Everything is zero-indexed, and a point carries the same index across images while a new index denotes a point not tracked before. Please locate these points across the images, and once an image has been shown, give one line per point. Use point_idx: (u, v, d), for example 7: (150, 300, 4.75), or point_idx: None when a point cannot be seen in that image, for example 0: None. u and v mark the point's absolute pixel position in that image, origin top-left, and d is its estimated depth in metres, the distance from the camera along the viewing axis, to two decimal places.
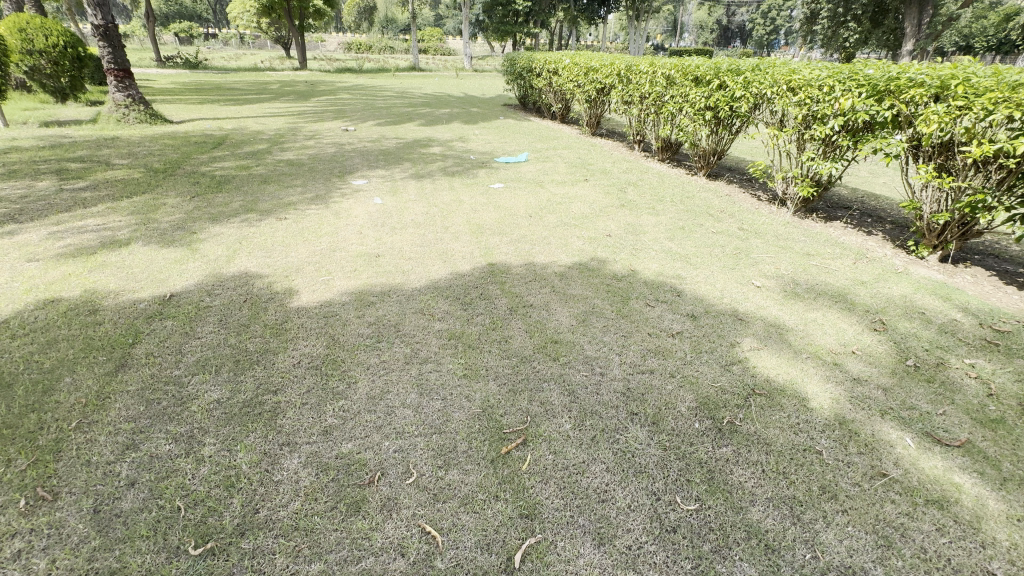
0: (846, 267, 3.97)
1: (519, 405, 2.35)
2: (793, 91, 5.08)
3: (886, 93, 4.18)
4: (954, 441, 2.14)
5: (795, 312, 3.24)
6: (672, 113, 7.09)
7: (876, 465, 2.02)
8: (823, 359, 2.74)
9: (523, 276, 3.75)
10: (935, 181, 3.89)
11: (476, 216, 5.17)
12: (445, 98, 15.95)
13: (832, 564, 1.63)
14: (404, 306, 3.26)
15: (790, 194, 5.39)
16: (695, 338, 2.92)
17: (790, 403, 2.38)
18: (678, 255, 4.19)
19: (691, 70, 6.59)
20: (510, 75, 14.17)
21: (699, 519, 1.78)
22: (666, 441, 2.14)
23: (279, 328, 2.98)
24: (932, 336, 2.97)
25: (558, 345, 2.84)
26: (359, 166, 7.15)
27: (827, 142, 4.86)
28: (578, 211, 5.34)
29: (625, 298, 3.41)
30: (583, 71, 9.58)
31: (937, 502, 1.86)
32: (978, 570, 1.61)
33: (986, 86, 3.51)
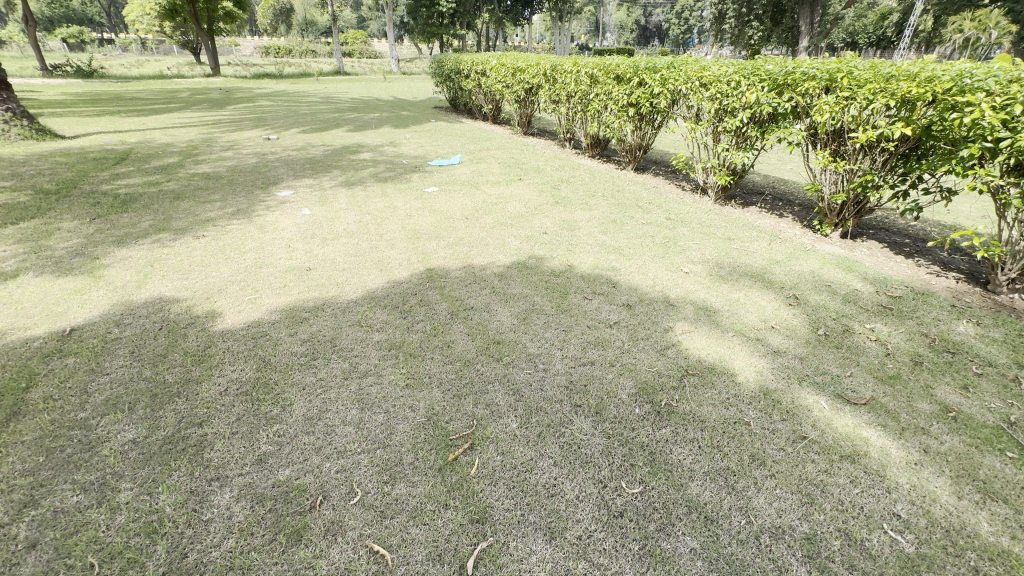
0: (762, 249, 4.29)
1: (465, 409, 2.34)
2: (705, 87, 5.41)
3: (784, 86, 4.55)
4: (860, 400, 2.37)
5: (720, 294, 3.45)
6: (598, 110, 7.32)
7: (797, 429, 2.19)
8: (747, 336, 2.94)
9: (463, 279, 3.72)
10: (831, 165, 4.28)
11: (411, 221, 5.07)
12: (374, 103, 15.57)
13: (764, 527, 1.74)
14: (340, 320, 3.14)
15: (710, 183, 5.73)
16: (631, 327, 3.03)
17: (720, 379, 2.53)
18: (612, 248, 4.33)
19: (612, 68, 6.84)
20: (439, 77, 14.03)
21: (643, 500, 1.85)
22: (610, 429, 2.21)
23: (201, 355, 2.77)
24: (838, 306, 3.27)
25: (501, 345, 2.85)
26: (284, 177, 6.80)
27: (738, 133, 5.21)
28: (514, 210, 5.39)
29: (563, 293, 3.48)
30: (510, 71, 9.65)
31: (849, 456, 2.05)
32: (886, 513, 1.79)
33: (866, 77, 3.91)
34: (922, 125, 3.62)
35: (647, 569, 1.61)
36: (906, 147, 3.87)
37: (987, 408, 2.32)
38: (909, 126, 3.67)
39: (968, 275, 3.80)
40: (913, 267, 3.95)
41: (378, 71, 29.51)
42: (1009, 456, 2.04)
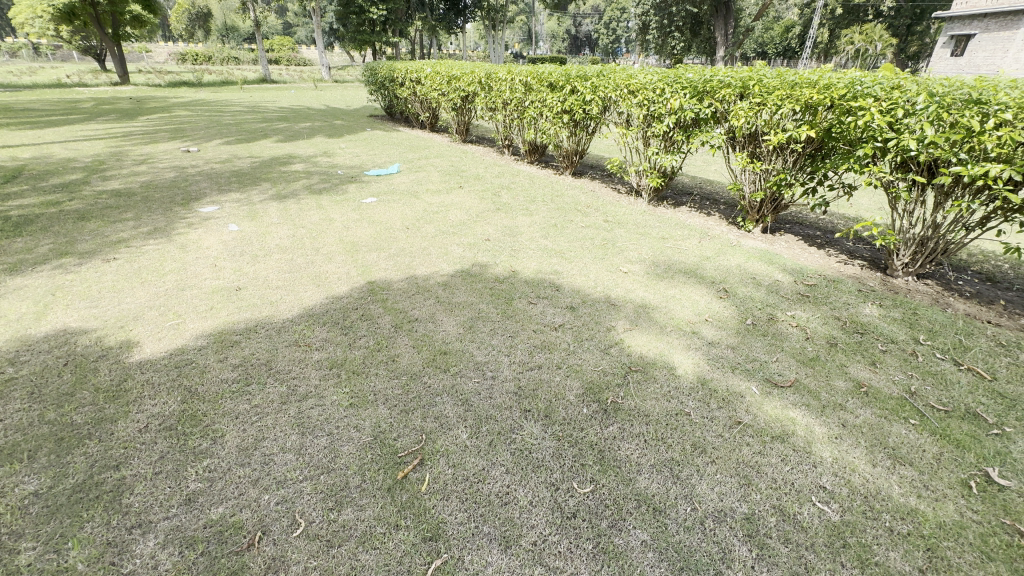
0: (694, 246, 4.53)
1: (413, 424, 2.28)
2: (633, 94, 5.67)
3: (704, 93, 4.86)
4: (786, 382, 2.56)
5: (657, 292, 3.60)
6: (534, 117, 7.45)
7: (732, 415, 2.32)
8: (683, 330, 3.08)
9: (406, 290, 3.65)
10: (749, 165, 4.61)
11: (349, 233, 4.91)
12: (305, 112, 15.00)
13: (708, 511, 1.83)
14: (275, 341, 2.97)
15: (643, 185, 5.99)
16: (576, 328, 3.10)
17: (661, 373, 2.64)
18: (554, 252, 4.41)
19: (545, 76, 7.01)
20: (373, 85, 13.73)
21: (595, 499, 1.88)
22: (559, 431, 2.23)
23: (116, 390, 2.51)
24: (762, 297, 3.51)
25: (447, 355, 2.81)
26: (207, 191, 6.36)
27: (666, 137, 5.49)
28: (455, 219, 5.36)
29: (508, 299, 3.49)
30: (445, 79, 9.63)
31: (780, 437, 2.19)
32: (814, 487, 1.94)
33: (774, 85, 4.25)
34: (823, 128, 3.98)
35: (602, 566, 1.63)
36: (812, 148, 4.24)
37: (891, 381, 2.57)
38: (813, 129, 4.03)
39: (870, 262, 4.21)
40: (825, 257, 4.32)
41: (309, 79, 28.43)
42: (912, 422, 2.28)
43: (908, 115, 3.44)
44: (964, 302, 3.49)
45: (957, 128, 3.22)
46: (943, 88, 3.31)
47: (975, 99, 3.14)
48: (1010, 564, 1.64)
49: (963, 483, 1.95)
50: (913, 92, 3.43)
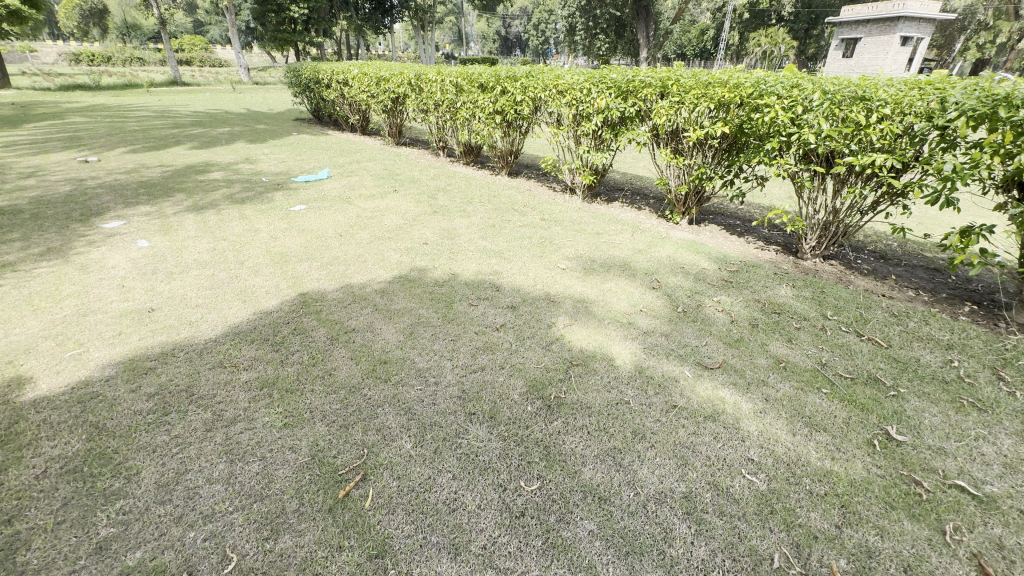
0: (626, 240, 4.70)
1: (354, 439, 2.19)
2: (561, 94, 5.79)
3: (628, 92, 5.05)
4: (715, 364, 2.72)
5: (595, 286, 3.71)
6: (467, 118, 7.42)
7: (669, 400, 2.43)
8: (620, 321, 3.19)
9: (342, 300, 3.50)
10: (673, 161, 4.85)
11: (277, 244, 4.64)
12: (224, 116, 14.04)
13: (650, 494, 1.90)
14: (197, 363, 2.75)
15: (577, 182, 6.13)
16: (517, 327, 3.12)
17: (601, 365, 2.72)
18: (494, 252, 4.42)
19: (475, 77, 7.01)
20: (296, 87, 13.08)
21: (542, 495, 1.90)
22: (505, 431, 2.24)
23: (5, 434, 2.22)
24: (691, 285, 3.71)
25: (388, 365, 2.73)
26: (111, 205, 5.78)
27: (596, 136, 5.66)
28: (391, 223, 5.23)
29: (448, 302, 3.45)
30: (374, 80, 9.37)
31: (712, 416, 2.33)
32: (743, 460, 2.07)
33: (690, 84, 4.50)
34: (735, 124, 4.27)
35: (552, 561, 1.65)
36: (727, 143, 4.54)
37: (806, 355, 2.81)
38: (727, 125, 4.31)
39: (784, 247, 4.57)
40: (745, 244, 4.64)
41: (225, 81, 26.59)
42: (825, 392, 2.49)
43: (806, 111, 3.76)
44: (862, 280, 3.87)
45: (847, 122, 3.56)
46: (833, 86, 3.65)
47: (861, 96, 3.49)
48: (909, 511, 1.84)
49: (868, 442, 2.17)
50: (809, 90, 3.75)
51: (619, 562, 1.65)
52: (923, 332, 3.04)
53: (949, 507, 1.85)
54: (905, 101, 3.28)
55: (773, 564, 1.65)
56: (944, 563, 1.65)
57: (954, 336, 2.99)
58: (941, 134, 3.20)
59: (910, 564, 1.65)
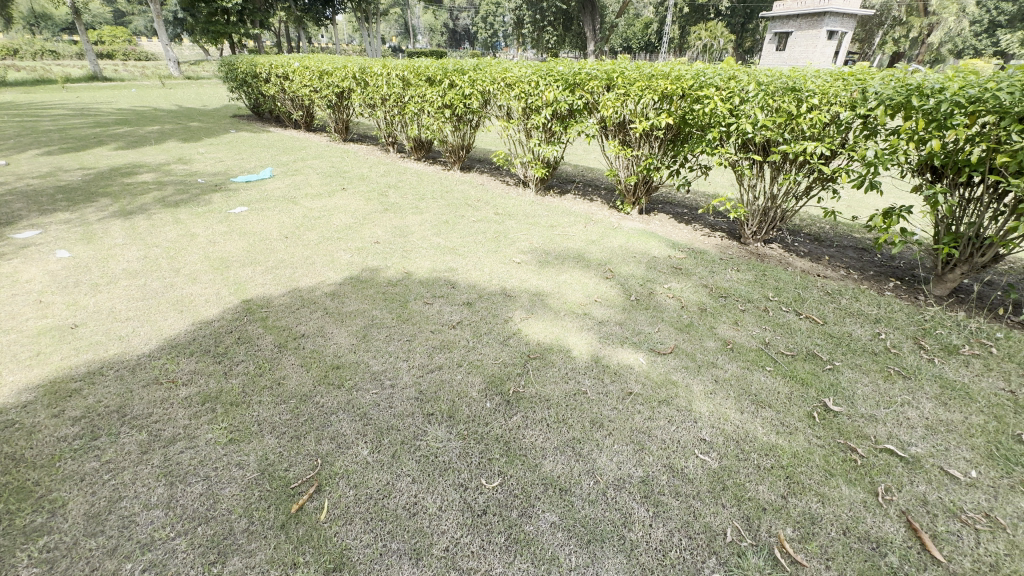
0: (580, 231, 4.76)
1: (307, 450, 2.10)
2: (510, 87, 5.77)
3: (575, 85, 5.10)
4: (667, 350, 2.80)
5: (550, 278, 3.73)
6: (415, 113, 7.25)
7: (624, 387, 2.49)
8: (576, 312, 3.23)
9: (289, 305, 3.35)
10: (621, 152, 4.94)
11: (217, 249, 4.38)
12: (152, 113, 13.08)
13: (609, 481, 1.94)
14: (130, 381, 2.55)
15: (530, 176, 6.14)
16: (474, 323, 3.09)
17: (558, 357, 2.74)
18: (448, 249, 4.35)
19: (422, 71, 6.87)
20: (232, 82, 12.38)
21: (503, 491, 1.90)
22: (464, 430, 2.21)
23: None
24: (643, 273, 3.80)
25: (341, 370, 2.64)
26: (23, 213, 5.26)
27: (546, 129, 5.67)
28: (340, 223, 5.05)
29: (403, 302, 3.38)
30: (316, 74, 9.01)
31: (666, 400, 2.40)
32: (696, 440, 2.15)
33: (635, 77, 4.59)
34: (679, 115, 4.40)
35: (515, 557, 1.65)
36: (672, 134, 4.67)
37: (750, 335, 2.94)
38: (671, 116, 4.44)
39: (729, 233, 4.76)
40: (692, 232, 4.80)
41: (152, 76, 24.75)
42: (768, 369, 2.63)
43: (743, 102, 3.92)
44: (800, 261, 4.10)
45: (780, 112, 3.75)
46: (767, 77, 3.84)
47: (792, 86, 3.68)
48: (846, 476, 1.97)
49: (808, 415, 2.30)
50: (745, 81, 3.92)
51: (581, 551, 1.67)
52: (854, 308, 3.25)
53: (880, 470, 2.00)
54: (831, 92, 3.49)
55: (726, 538, 1.72)
56: (877, 522, 1.78)
57: (881, 310, 3.22)
58: (863, 122, 3.43)
59: (848, 526, 1.76)
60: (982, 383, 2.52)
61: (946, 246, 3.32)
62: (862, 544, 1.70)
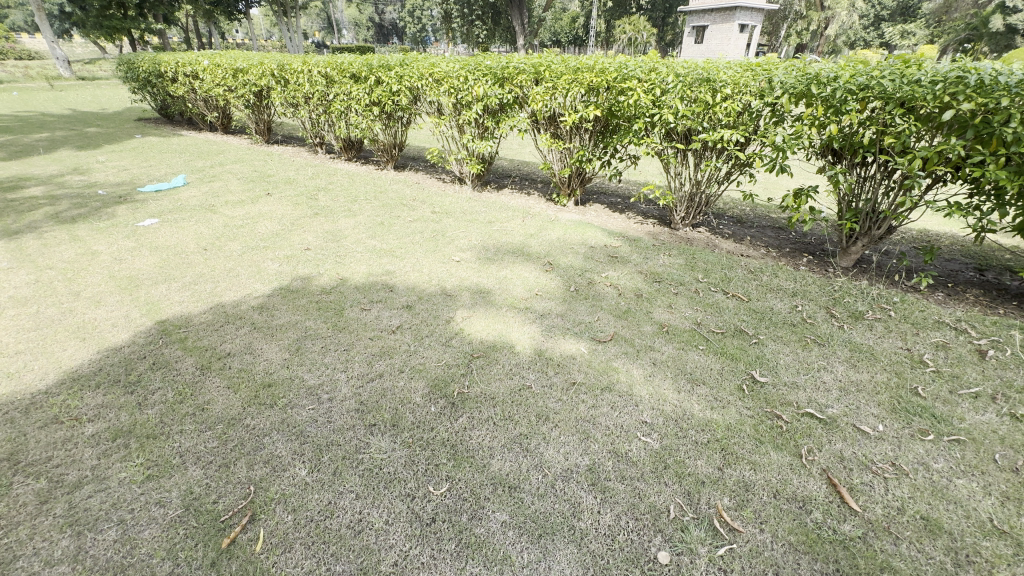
0: (518, 226, 4.76)
1: (238, 478, 1.95)
2: (438, 83, 5.67)
3: (504, 79, 5.10)
4: (607, 337, 2.87)
5: (491, 275, 3.71)
6: (342, 111, 6.95)
7: (567, 377, 2.52)
8: (518, 307, 3.23)
9: (211, 323, 3.10)
10: (554, 145, 4.99)
11: (124, 266, 3.98)
12: (39, 119, 11.66)
13: (557, 473, 1.95)
14: (23, 423, 2.26)
15: (465, 172, 6.06)
16: (415, 327, 3.01)
17: (502, 353, 2.73)
18: (384, 251, 4.22)
19: (346, 67, 6.60)
20: (134, 82, 11.28)
21: (452, 496, 1.86)
22: (409, 438, 2.15)
23: None
24: (581, 264, 3.87)
25: (273, 388, 2.47)
26: None
27: (478, 124, 5.62)
28: (265, 230, 4.75)
29: (338, 310, 3.23)
30: (230, 72, 8.42)
31: (608, 387, 2.45)
32: (638, 423, 2.21)
33: (561, 70, 4.65)
34: (605, 107, 4.51)
35: (466, 562, 1.63)
36: (601, 126, 4.78)
37: (684, 317, 3.08)
38: (598, 109, 4.54)
39: (660, 220, 4.94)
40: (626, 220, 4.93)
41: (37, 77, 22.06)
42: (701, 348, 2.76)
43: (664, 93, 4.09)
44: (726, 243, 4.33)
45: (698, 102, 3.94)
46: (684, 69, 4.01)
47: (707, 77, 3.87)
48: (774, 442, 2.10)
49: (739, 388, 2.44)
50: (664, 73, 4.09)
51: (533, 546, 1.67)
52: (774, 284, 3.49)
53: (803, 433, 2.15)
54: (742, 82, 3.71)
55: (670, 515, 1.78)
56: (803, 483, 1.91)
57: (798, 284, 3.48)
58: (771, 110, 3.67)
59: (778, 489, 1.88)
60: (884, 344, 2.79)
61: (848, 221, 3.62)
62: (790, 504, 1.83)
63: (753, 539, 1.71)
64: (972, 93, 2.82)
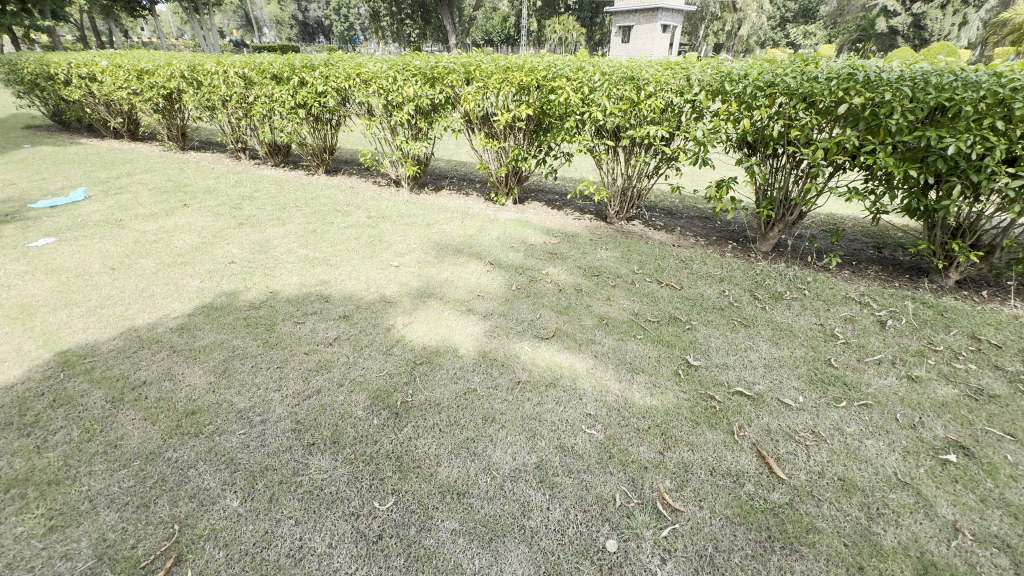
0: (457, 227, 4.71)
1: (159, 517, 1.79)
2: (366, 83, 5.50)
3: (434, 79, 5.03)
4: (549, 333, 2.90)
5: (432, 278, 3.65)
6: (265, 114, 6.57)
7: (512, 377, 2.53)
8: (460, 309, 3.20)
9: (122, 350, 2.82)
10: (489, 145, 4.98)
11: (13, 293, 3.54)
12: None
13: (505, 475, 1.95)
14: None
15: (401, 175, 5.91)
16: (353, 337, 2.90)
17: (446, 358, 2.69)
18: (318, 260, 4.03)
19: (266, 68, 6.25)
20: (16, 85, 10.04)
21: (399, 510, 1.81)
22: (351, 454, 2.06)
23: None
24: (521, 262, 3.89)
25: (197, 415, 2.29)
26: None
27: (411, 125, 5.50)
28: (183, 245, 4.39)
29: (269, 325, 3.05)
30: (133, 74, 7.71)
31: (553, 383, 2.48)
32: (582, 417, 2.25)
33: (491, 70, 4.65)
34: (537, 106, 4.57)
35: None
36: (533, 125, 4.84)
37: (622, 309, 3.17)
38: (530, 108, 4.58)
39: (596, 215, 5.07)
40: (564, 217, 5.02)
41: None
42: (639, 337, 2.86)
43: (592, 91, 4.20)
44: (658, 235, 4.51)
45: (624, 99, 4.08)
46: (609, 68, 4.14)
47: (631, 76, 4.02)
48: (709, 422, 2.22)
49: (675, 373, 2.55)
50: (591, 72, 4.20)
51: (484, 551, 1.66)
52: (704, 271, 3.68)
53: (734, 411, 2.29)
54: (663, 80, 3.88)
55: (616, 503, 1.83)
56: (736, 458, 2.03)
57: (724, 270, 3.69)
58: (691, 107, 3.87)
59: (714, 467, 1.98)
60: (801, 321, 3.02)
61: (765, 209, 3.89)
62: (725, 480, 1.93)
63: (694, 517, 1.78)
64: (861, 89, 3.13)
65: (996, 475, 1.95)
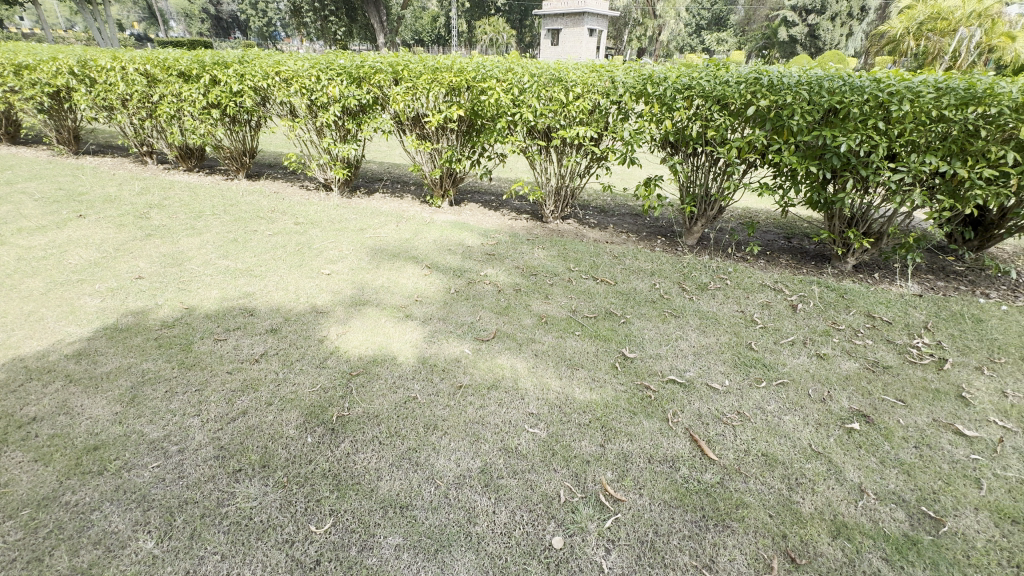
0: (392, 230, 4.58)
1: (56, 571, 1.58)
2: (286, 82, 5.20)
3: (361, 79, 4.86)
4: (490, 335, 2.89)
5: (366, 285, 3.52)
6: (172, 115, 6.04)
7: (454, 381, 2.49)
8: (397, 315, 3.11)
9: (4, 384, 2.47)
10: (421, 146, 4.89)
11: None
12: None
13: (449, 482, 1.91)
14: None
15: (329, 178, 5.65)
16: (282, 352, 2.73)
17: (383, 367, 2.60)
18: (240, 271, 3.76)
19: (171, 65, 5.75)
20: None
21: (337, 531, 1.72)
22: (283, 477, 1.94)
23: None
24: (460, 264, 3.85)
25: (102, 450, 2.05)
26: None
27: (338, 126, 5.28)
28: (80, 260, 3.94)
29: (186, 344, 2.80)
30: (8, 69, 6.80)
31: (494, 385, 2.47)
32: (525, 416, 2.26)
33: (419, 70, 4.57)
34: (468, 107, 4.55)
35: None
36: (465, 126, 4.82)
37: (560, 306, 3.23)
38: (461, 108, 4.55)
39: (533, 215, 5.12)
40: (501, 218, 5.03)
41: None
42: (577, 333, 2.92)
43: (522, 93, 4.24)
44: (592, 233, 4.64)
45: (553, 100, 4.15)
46: (538, 70, 4.21)
47: (559, 78, 4.10)
48: (645, 412, 2.30)
49: (613, 367, 2.62)
50: (520, 73, 4.24)
51: (429, 564, 1.62)
52: (636, 266, 3.83)
53: (668, 399, 2.39)
54: (590, 82, 4.00)
55: (561, 499, 1.85)
56: (671, 443, 2.12)
57: (655, 264, 3.86)
58: (617, 108, 4.01)
59: (652, 454, 2.06)
60: (724, 309, 3.22)
61: (689, 205, 4.11)
62: (662, 466, 2.01)
63: (635, 505, 1.84)
64: (767, 92, 3.40)
65: (891, 438, 2.18)
